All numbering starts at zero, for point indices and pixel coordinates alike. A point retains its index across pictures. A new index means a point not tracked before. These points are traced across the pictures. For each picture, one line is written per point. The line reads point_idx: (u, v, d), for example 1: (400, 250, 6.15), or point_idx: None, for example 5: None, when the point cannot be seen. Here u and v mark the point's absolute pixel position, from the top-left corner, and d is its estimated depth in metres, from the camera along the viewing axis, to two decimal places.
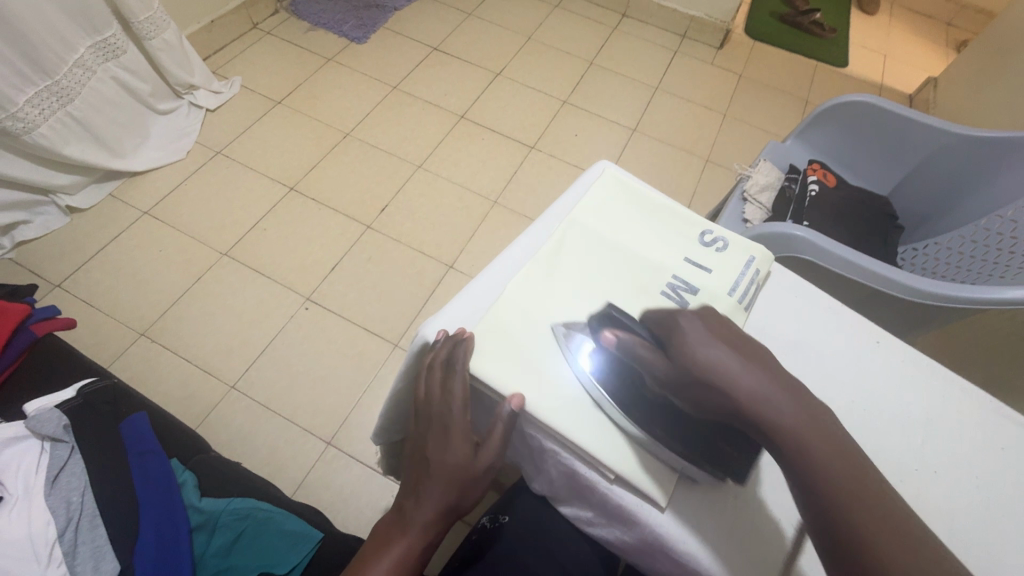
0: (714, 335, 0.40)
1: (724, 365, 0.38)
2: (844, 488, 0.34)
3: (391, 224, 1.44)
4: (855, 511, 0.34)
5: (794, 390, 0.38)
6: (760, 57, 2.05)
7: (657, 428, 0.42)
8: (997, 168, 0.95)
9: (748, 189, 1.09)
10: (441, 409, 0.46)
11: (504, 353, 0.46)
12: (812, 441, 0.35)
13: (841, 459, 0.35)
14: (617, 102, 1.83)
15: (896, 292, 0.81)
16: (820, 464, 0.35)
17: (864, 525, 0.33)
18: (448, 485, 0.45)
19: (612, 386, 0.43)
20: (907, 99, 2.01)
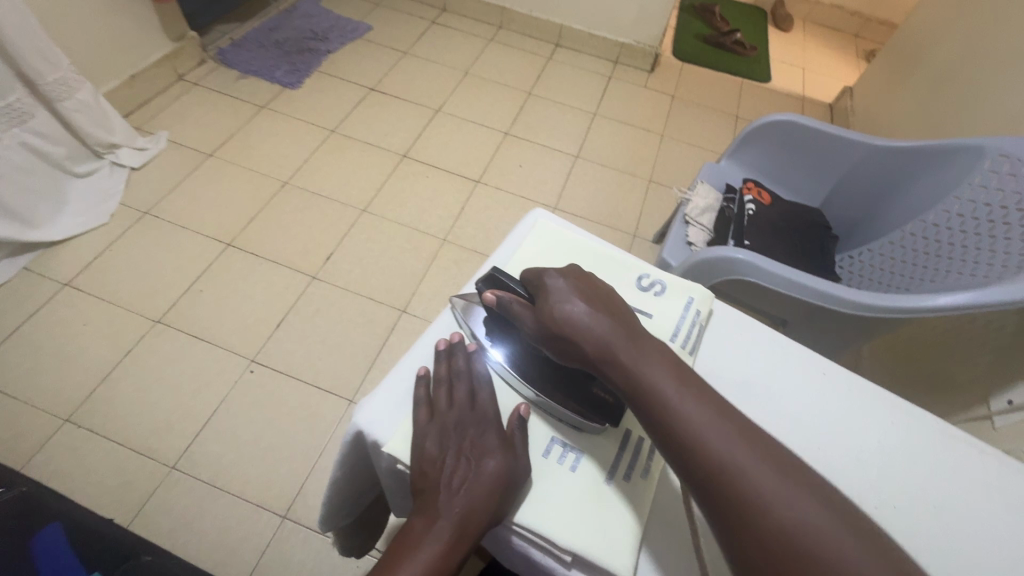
0: (574, 289, 0.43)
1: (575, 314, 0.41)
2: (680, 413, 0.37)
3: (338, 272, 1.39)
4: (686, 444, 0.37)
5: (642, 330, 0.41)
6: (690, 77, 2.13)
7: (537, 382, 0.45)
8: (914, 175, 1.00)
9: (689, 212, 1.12)
10: (472, 414, 0.44)
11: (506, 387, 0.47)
12: (647, 371, 0.39)
13: (675, 385, 0.38)
14: (558, 130, 1.86)
15: (842, 306, 0.83)
16: (659, 396, 0.38)
17: (692, 449, 0.36)
18: (458, 511, 0.38)
19: (506, 349, 0.47)
20: (828, 108, 2.13)
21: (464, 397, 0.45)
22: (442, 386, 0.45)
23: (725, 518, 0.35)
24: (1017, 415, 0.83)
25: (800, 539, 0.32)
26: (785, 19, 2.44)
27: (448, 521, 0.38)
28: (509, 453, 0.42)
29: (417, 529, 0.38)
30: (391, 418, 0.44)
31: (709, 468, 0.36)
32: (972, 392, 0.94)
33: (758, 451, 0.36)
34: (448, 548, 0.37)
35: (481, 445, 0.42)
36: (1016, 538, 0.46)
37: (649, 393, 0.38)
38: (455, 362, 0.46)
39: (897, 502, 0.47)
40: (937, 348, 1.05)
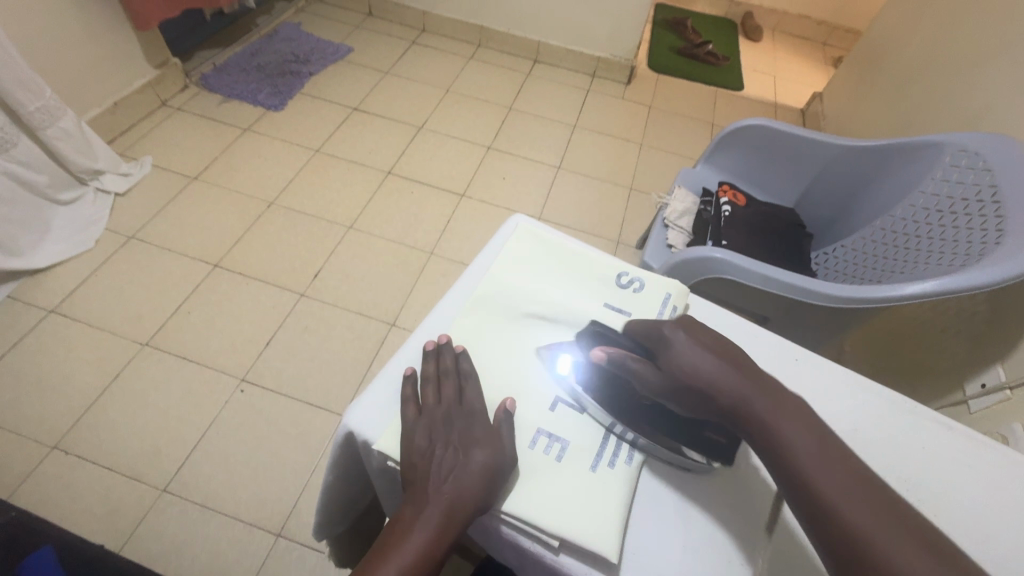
0: (698, 342, 0.43)
1: (705, 368, 0.41)
2: (821, 473, 0.37)
3: (326, 289, 1.40)
4: (822, 504, 0.36)
5: (778, 386, 0.41)
6: (665, 88, 2.19)
7: (647, 430, 0.45)
8: (882, 173, 1.04)
9: (667, 216, 1.16)
10: (458, 408, 0.45)
11: (497, 383, 0.48)
12: (783, 426, 0.39)
13: (813, 442, 0.38)
14: (539, 143, 1.90)
15: (817, 300, 0.86)
16: (793, 454, 0.38)
17: (829, 507, 0.36)
18: (447, 497, 0.39)
19: (613, 398, 0.46)
20: (799, 113, 2.20)
21: (451, 394, 0.46)
22: (429, 384, 0.46)
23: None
24: (992, 396, 0.86)
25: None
26: (755, 29, 2.53)
27: (438, 508, 0.39)
28: (496, 444, 0.43)
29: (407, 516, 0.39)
30: (379, 417, 0.45)
31: (851, 532, 0.34)
32: (946, 378, 0.97)
33: (904, 520, 0.35)
34: (438, 533, 0.38)
35: (469, 436, 0.43)
36: (982, 504, 0.49)
37: (784, 449, 0.38)
38: (442, 363, 0.48)
39: None
40: (911, 338, 1.09)
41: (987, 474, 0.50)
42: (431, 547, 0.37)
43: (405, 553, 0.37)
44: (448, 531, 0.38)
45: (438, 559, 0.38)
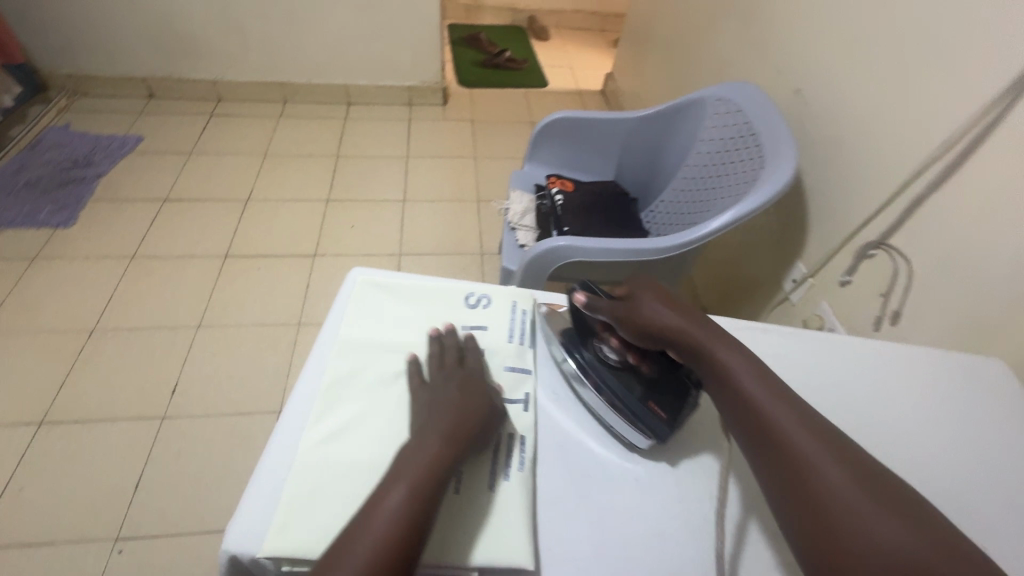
0: (666, 302, 0.52)
1: (662, 319, 0.51)
2: (748, 387, 0.47)
3: (191, 401, 1.26)
4: (750, 408, 0.46)
5: (726, 340, 0.50)
6: (481, 100, 2.31)
7: (596, 381, 0.51)
8: (671, 133, 1.21)
9: (512, 219, 1.20)
10: (457, 367, 0.51)
11: (371, 378, 0.52)
12: (735, 362, 0.48)
13: (757, 375, 0.48)
14: (378, 182, 1.89)
15: (653, 253, 0.97)
16: (740, 380, 0.47)
17: (758, 411, 0.46)
18: (446, 428, 0.44)
19: (586, 368, 0.52)
20: (600, 94, 2.45)
21: (452, 360, 0.51)
22: (433, 358, 0.52)
23: (775, 462, 0.43)
24: (802, 287, 1.04)
25: (835, 493, 0.40)
26: (541, 29, 2.76)
27: (437, 439, 0.43)
28: (488, 390, 0.49)
29: (409, 450, 0.43)
30: (280, 461, 0.46)
31: (773, 426, 0.44)
32: (769, 284, 1.15)
33: (813, 423, 0.45)
34: (439, 453, 0.43)
35: (465, 383, 0.49)
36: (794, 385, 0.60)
37: (730, 375, 0.48)
38: (439, 339, 0.53)
39: None
40: (735, 260, 1.29)
41: (791, 357, 0.63)
42: (433, 469, 0.41)
43: (416, 467, 0.41)
44: (450, 461, 0.43)
45: (442, 472, 0.42)
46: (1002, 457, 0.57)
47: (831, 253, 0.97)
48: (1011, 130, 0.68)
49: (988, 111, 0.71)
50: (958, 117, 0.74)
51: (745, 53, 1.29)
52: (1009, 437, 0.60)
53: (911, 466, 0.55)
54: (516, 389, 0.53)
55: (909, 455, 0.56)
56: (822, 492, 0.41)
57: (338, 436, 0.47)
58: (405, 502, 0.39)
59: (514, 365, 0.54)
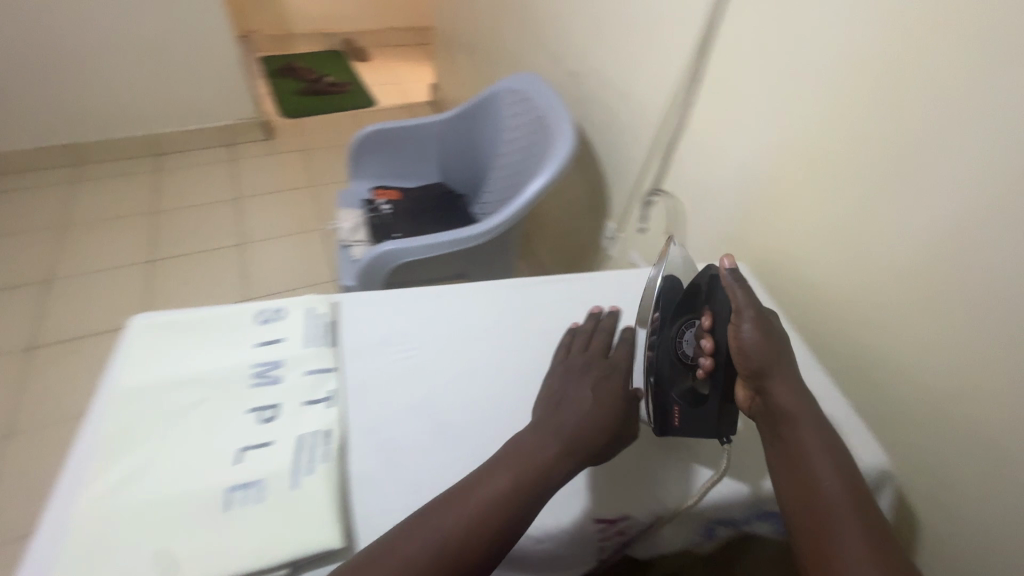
0: (771, 343, 0.53)
1: (754, 349, 0.53)
2: (809, 442, 0.52)
3: (14, 520, 1.08)
4: (797, 465, 0.51)
5: (810, 421, 0.53)
6: (308, 128, 2.25)
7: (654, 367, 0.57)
8: (477, 128, 1.30)
9: (343, 237, 1.18)
10: (600, 362, 0.57)
11: (159, 417, 0.50)
12: (804, 433, 0.52)
13: (825, 454, 0.51)
14: (208, 231, 1.76)
15: (474, 239, 1.06)
16: (802, 446, 0.52)
17: (807, 475, 0.50)
18: (567, 434, 0.49)
19: (657, 349, 0.57)
20: (429, 104, 2.51)
21: (600, 352, 0.58)
22: (580, 342, 0.60)
23: (802, 513, 0.49)
24: (614, 243, 1.18)
25: (840, 560, 0.45)
26: (358, 50, 2.76)
27: (557, 436, 0.49)
28: (620, 400, 0.53)
29: (528, 443, 0.48)
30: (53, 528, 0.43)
31: (817, 489, 0.49)
32: (592, 247, 1.28)
33: (868, 519, 0.47)
34: (521, 481, 0.46)
35: (602, 389, 0.53)
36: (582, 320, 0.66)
37: (794, 438, 0.52)
38: (594, 329, 0.61)
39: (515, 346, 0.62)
40: (563, 232, 1.41)
41: (583, 295, 0.69)
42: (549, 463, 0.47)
43: (489, 491, 0.45)
44: (563, 460, 0.48)
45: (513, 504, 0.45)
46: None
47: (626, 207, 1.11)
48: (709, 77, 0.84)
49: (689, 67, 0.86)
50: (675, 74, 0.90)
51: (528, 46, 1.41)
52: None
53: None
54: (319, 389, 0.54)
55: None
56: (830, 553, 0.46)
57: (121, 484, 0.45)
58: (503, 487, 0.45)
59: (314, 366, 0.55)
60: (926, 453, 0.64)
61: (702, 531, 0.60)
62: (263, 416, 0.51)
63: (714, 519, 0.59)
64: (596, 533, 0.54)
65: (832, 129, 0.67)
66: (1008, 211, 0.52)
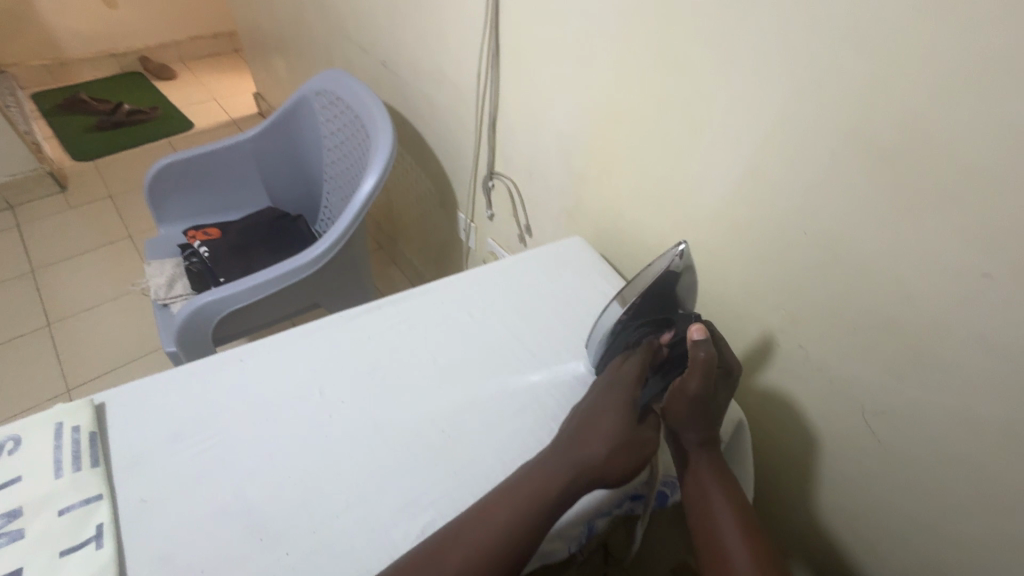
0: (705, 399, 0.52)
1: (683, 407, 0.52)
2: (718, 504, 0.49)
3: None
4: (706, 523, 0.49)
5: (721, 473, 0.52)
6: (113, 169, 1.92)
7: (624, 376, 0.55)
8: (297, 139, 1.16)
9: (158, 296, 1.00)
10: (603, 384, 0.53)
11: None
12: (711, 488, 0.50)
13: (733, 509, 0.49)
14: (0, 318, 1.44)
15: (311, 264, 0.94)
16: (710, 499, 0.50)
17: (713, 529, 0.48)
18: (579, 462, 0.47)
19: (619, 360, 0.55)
20: (258, 116, 2.25)
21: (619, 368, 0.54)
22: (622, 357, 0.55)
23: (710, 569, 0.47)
24: (470, 234, 1.11)
25: None
26: (160, 68, 2.39)
27: (580, 459, 0.47)
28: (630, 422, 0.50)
29: (552, 466, 0.47)
30: None
31: (719, 545, 0.47)
32: (452, 243, 1.21)
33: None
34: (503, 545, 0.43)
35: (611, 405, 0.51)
36: (421, 340, 0.59)
37: (701, 492, 0.50)
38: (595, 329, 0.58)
39: (344, 395, 0.53)
40: (423, 232, 1.32)
41: (414, 313, 0.62)
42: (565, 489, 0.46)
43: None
44: (579, 486, 0.47)
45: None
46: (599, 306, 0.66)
47: (471, 197, 1.05)
48: (509, 49, 0.79)
49: (488, 41, 0.81)
50: (478, 49, 0.84)
51: (335, 40, 1.28)
52: (599, 287, 0.69)
53: (537, 360, 0.59)
54: (81, 530, 0.42)
55: (534, 351, 0.60)
56: None
57: None
58: (514, 519, 0.44)
59: (70, 501, 0.43)
60: (815, 407, 0.62)
61: (580, 537, 0.52)
62: None
63: (589, 521, 0.51)
64: None
65: (624, 80, 0.65)
66: (783, 145, 0.53)
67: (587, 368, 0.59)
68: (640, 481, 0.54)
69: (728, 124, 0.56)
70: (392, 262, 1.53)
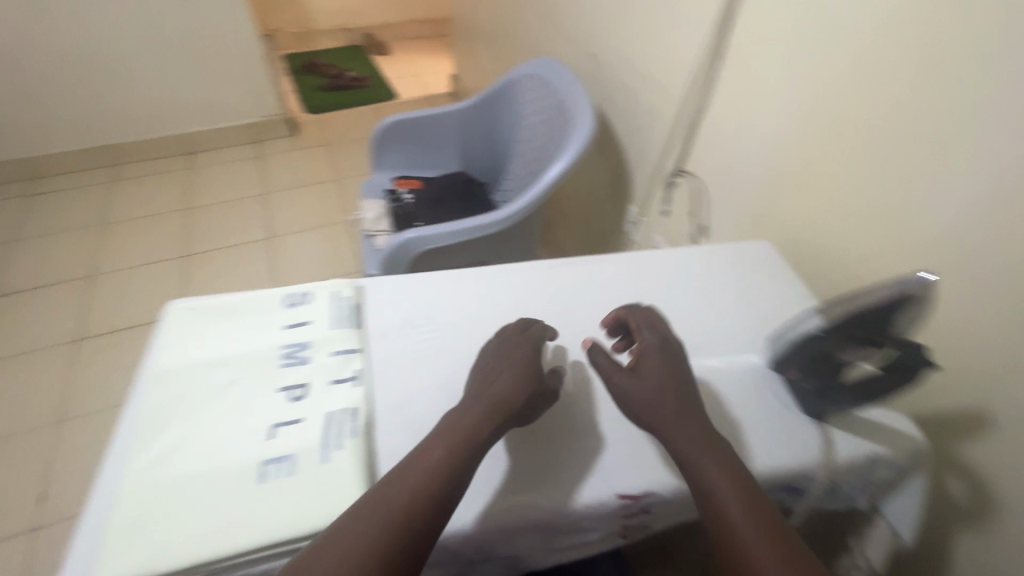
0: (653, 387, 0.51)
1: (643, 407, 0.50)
2: (716, 484, 0.45)
3: (67, 501, 1.15)
4: (713, 505, 0.44)
5: (713, 458, 0.46)
6: (332, 123, 2.29)
7: (806, 383, 0.54)
8: (498, 114, 1.30)
9: (368, 227, 1.20)
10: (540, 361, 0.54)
11: (196, 398, 0.52)
12: (705, 468, 0.45)
13: (736, 492, 0.44)
14: (239, 224, 1.82)
15: (496, 224, 1.06)
16: (712, 483, 0.45)
17: (720, 515, 0.44)
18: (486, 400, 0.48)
19: (801, 368, 0.54)
20: (449, 95, 2.51)
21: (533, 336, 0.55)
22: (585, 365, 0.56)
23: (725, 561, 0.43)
24: (636, 226, 1.16)
25: None
26: (379, 44, 2.77)
27: (487, 399, 0.48)
28: (537, 378, 0.51)
29: (464, 406, 0.48)
30: (108, 499, 0.46)
31: (725, 531, 0.43)
32: (615, 233, 1.27)
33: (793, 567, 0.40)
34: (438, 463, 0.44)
35: (520, 359, 0.52)
36: (609, 299, 0.65)
37: (698, 473, 0.46)
38: (784, 329, 0.58)
39: (539, 327, 0.61)
40: (585, 218, 1.40)
41: (604, 275, 0.68)
42: (478, 419, 0.47)
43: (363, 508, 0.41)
44: (492, 420, 0.47)
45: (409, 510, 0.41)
46: (783, 308, 0.66)
47: (648, 190, 1.09)
48: (733, 49, 0.82)
49: (714, 40, 0.84)
50: (698, 47, 0.87)
51: (547, 30, 1.39)
52: (785, 290, 0.69)
53: (714, 341, 0.62)
54: (347, 369, 0.55)
55: (712, 333, 0.63)
56: None
57: (169, 456, 0.47)
58: (432, 455, 0.44)
59: (342, 347, 0.57)
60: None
61: None
62: (294, 394, 0.53)
63: None
64: (619, 509, 0.51)
65: (875, 97, 0.66)
66: None
67: (761, 361, 0.60)
68: (809, 475, 0.52)
69: (1002, 153, 0.56)
70: (545, 242, 1.64)
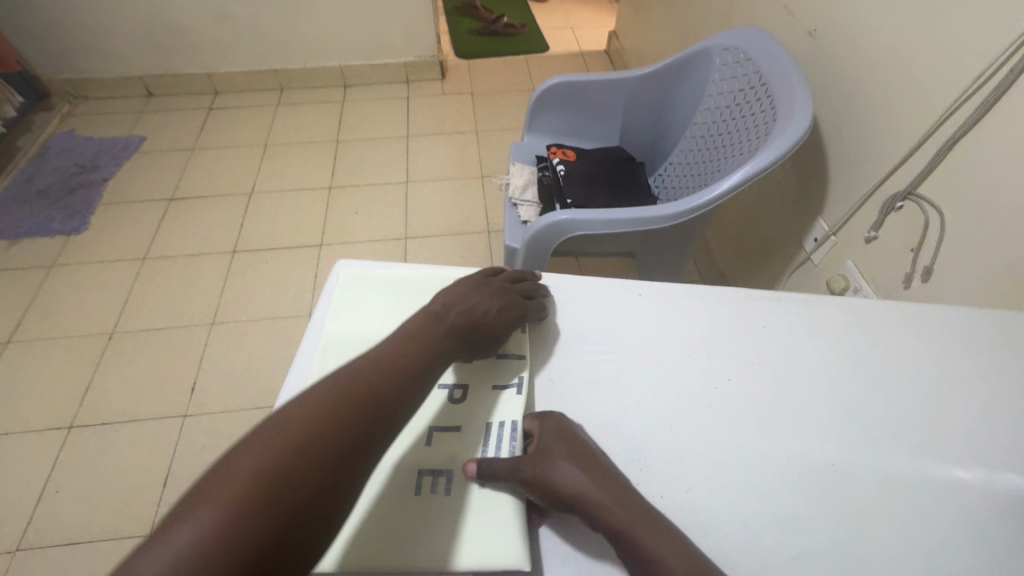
0: (562, 454, 0.45)
1: (567, 486, 0.43)
2: (653, 552, 0.39)
3: (208, 399, 1.28)
4: None
5: (642, 525, 0.41)
6: (479, 71, 2.22)
7: None
8: (677, 89, 1.14)
9: (513, 194, 1.16)
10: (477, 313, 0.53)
11: None
12: (646, 537, 0.40)
13: (686, 557, 0.39)
14: (381, 164, 1.86)
15: (659, 218, 0.92)
16: (660, 557, 0.39)
17: None
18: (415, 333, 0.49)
19: None
20: (604, 55, 2.32)
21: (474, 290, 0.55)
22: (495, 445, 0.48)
23: None
24: (825, 246, 0.98)
25: None
26: None
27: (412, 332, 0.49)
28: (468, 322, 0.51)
29: (392, 340, 0.48)
30: None
31: None
32: (789, 247, 1.09)
33: None
34: (354, 389, 0.42)
35: (463, 303, 0.53)
36: (818, 356, 0.54)
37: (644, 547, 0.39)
38: None
39: (731, 375, 0.53)
40: (753, 220, 1.22)
41: (813, 322, 0.57)
42: (422, 353, 0.47)
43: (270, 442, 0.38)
44: (419, 350, 0.47)
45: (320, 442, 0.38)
46: None
47: (853, 209, 0.90)
48: None
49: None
50: (998, 42, 0.65)
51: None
52: None
53: (963, 446, 0.48)
54: (510, 375, 0.53)
55: (957, 431, 0.49)
56: None
57: None
58: (338, 389, 0.42)
59: (509, 349, 0.54)
60: None
61: None
62: (455, 395, 0.52)
63: None
64: None
65: None
66: None
67: None
68: None
69: None
70: None
